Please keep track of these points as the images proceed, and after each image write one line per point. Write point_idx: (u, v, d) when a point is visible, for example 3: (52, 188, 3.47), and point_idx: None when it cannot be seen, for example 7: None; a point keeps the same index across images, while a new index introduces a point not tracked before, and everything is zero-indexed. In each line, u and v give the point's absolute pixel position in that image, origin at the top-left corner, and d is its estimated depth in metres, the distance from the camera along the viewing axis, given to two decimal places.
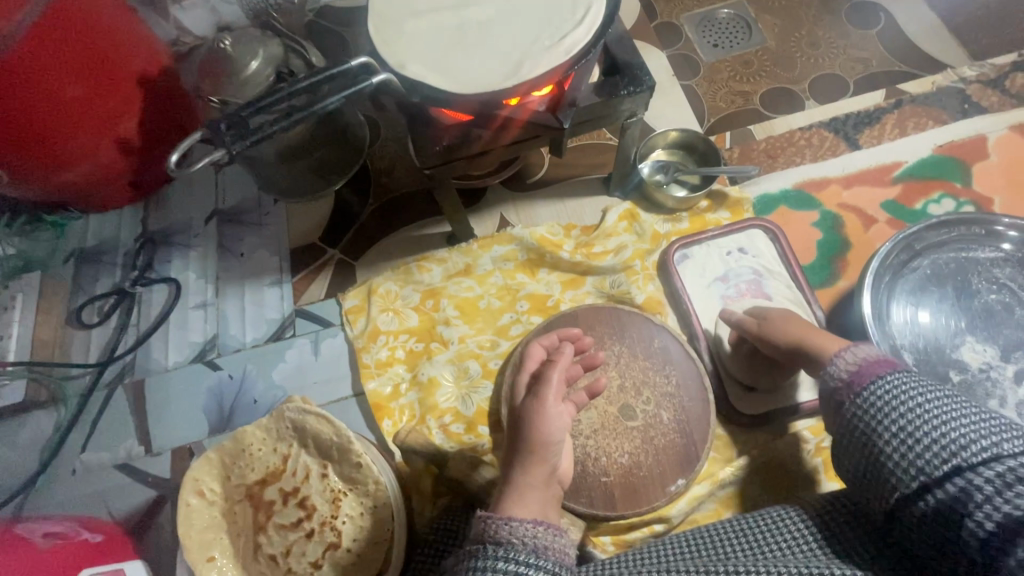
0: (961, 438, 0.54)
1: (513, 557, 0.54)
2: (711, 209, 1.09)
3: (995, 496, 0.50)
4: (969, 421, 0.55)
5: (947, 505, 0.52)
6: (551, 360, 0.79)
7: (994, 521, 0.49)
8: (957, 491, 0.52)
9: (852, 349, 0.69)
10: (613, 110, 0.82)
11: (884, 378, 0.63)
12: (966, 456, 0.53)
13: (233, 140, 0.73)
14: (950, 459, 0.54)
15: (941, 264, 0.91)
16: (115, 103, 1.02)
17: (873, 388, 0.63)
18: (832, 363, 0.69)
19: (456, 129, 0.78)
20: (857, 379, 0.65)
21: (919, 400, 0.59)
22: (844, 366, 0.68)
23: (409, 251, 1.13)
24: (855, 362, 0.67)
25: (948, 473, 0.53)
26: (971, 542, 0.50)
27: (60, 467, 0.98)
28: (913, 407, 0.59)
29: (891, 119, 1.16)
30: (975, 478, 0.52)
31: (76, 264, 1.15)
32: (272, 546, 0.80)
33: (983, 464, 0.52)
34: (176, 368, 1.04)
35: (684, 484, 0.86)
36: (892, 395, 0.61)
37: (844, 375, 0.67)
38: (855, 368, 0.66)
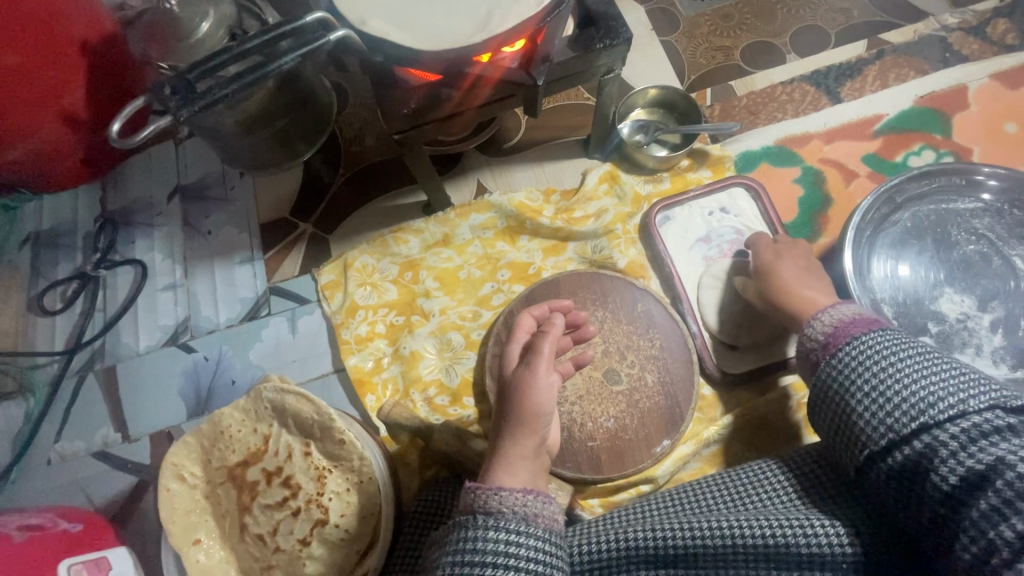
0: (930, 395, 0.53)
1: (503, 526, 0.53)
2: (692, 168, 1.07)
3: (958, 452, 0.49)
4: (939, 378, 0.53)
5: (913, 461, 0.51)
6: (542, 330, 0.72)
7: (957, 475, 0.48)
8: (923, 448, 0.51)
9: (831, 310, 0.68)
10: (589, 66, 0.79)
11: (859, 339, 0.61)
12: (933, 413, 0.52)
13: (181, 106, 0.68)
14: (918, 416, 0.52)
15: (921, 217, 0.91)
16: (56, 74, 0.96)
17: (848, 348, 0.61)
18: (810, 325, 0.68)
19: (423, 90, 0.75)
20: (833, 340, 0.64)
21: (891, 357, 0.57)
22: (821, 327, 0.67)
23: (385, 223, 1.09)
24: (832, 323, 0.66)
25: (915, 430, 0.52)
26: (934, 495, 0.50)
27: (34, 458, 0.96)
28: (885, 365, 0.57)
29: (873, 70, 1.13)
30: (940, 435, 0.50)
31: (34, 249, 1.09)
32: (259, 525, 0.79)
33: (949, 421, 0.51)
34: (148, 352, 1.01)
35: (669, 444, 0.86)
36: (866, 354, 0.59)
37: (821, 336, 0.66)
38: (833, 329, 0.65)
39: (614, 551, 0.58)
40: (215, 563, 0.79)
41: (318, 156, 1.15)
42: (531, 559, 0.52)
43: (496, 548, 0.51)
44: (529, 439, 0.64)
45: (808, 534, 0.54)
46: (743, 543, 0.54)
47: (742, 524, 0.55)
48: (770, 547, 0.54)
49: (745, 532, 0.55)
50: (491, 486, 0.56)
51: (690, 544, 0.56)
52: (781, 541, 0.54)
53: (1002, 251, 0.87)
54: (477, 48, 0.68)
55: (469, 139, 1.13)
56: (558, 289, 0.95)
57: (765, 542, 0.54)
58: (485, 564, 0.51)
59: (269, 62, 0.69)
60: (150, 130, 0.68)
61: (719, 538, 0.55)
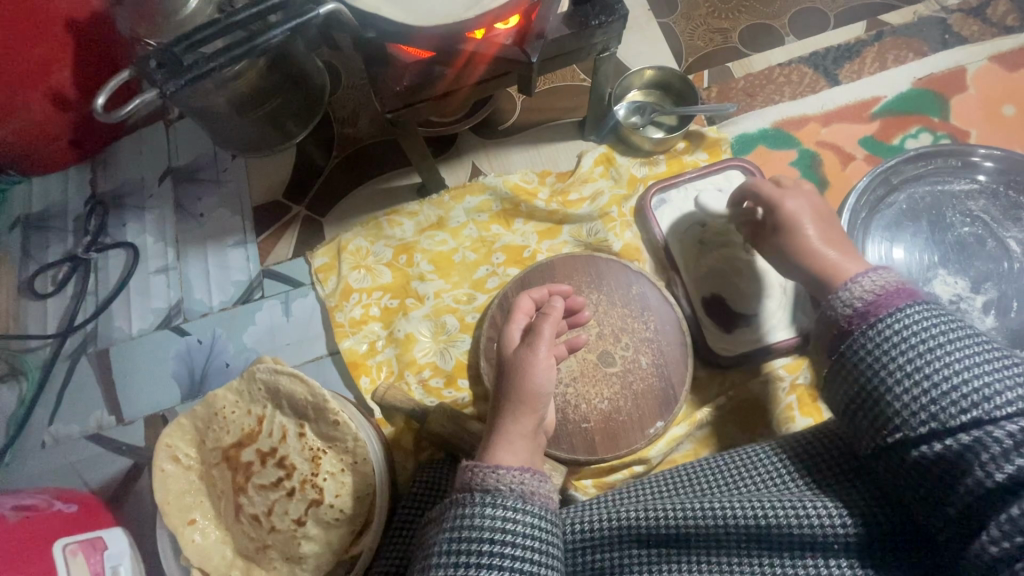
0: (986, 387, 0.48)
1: (501, 503, 0.52)
2: (688, 151, 1.06)
3: (1011, 451, 0.45)
4: (995, 369, 0.49)
5: (954, 455, 0.48)
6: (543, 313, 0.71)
7: (1004, 474, 0.45)
8: (970, 442, 0.47)
9: (870, 276, 0.61)
10: (584, 43, 0.77)
11: (905, 313, 0.55)
12: (988, 408, 0.47)
13: (168, 80, 0.67)
14: (970, 409, 0.48)
15: (917, 199, 0.91)
16: (41, 50, 0.95)
17: (893, 322, 0.55)
18: (844, 291, 0.62)
19: (417, 67, 0.74)
20: (874, 309, 0.58)
21: (939, 338, 0.52)
22: (857, 294, 0.60)
23: (378, 205, 1.09)
24: (871, 291, 0.60)
25: (966, 423, 0.48)
26: (973, 492, 0.47)
27: (28, 441, 0.95)
28: (933, 346, 0.52)
29: (872, 52, 1.12)
30: (993, 432, 0.46)
31: (23, 232, 1.08)
32: (253, 506, 0.79)
33: (1005, 418, 0.46)
34: (140, 336, 1.00)
35: (663, 426, 0.87)
36: (914, 333, 0.54)
37: (858, 304, 0.59)
38: (873, 297, 0.59)
39: (610, 530, 0.59)
40: (211, 543, 0.80)
41: (311, 137, 1.13)
42: (526, 537, 0.51)
43: (494, 525, 0.51)
44: (527, 418, 0.64)
45: (803, 516, 0.54)
46: (737, 524, 0.55)
47: (736, 506, 0.55)
48: (763, 528, 0.54)
49: (739, 514, 0.55)
50: (489, 464, 0.56)
51: (684, 525, 0.56)
52: (774, 522, 0.54)
53: (996, 233, 0.87)
54: (469, 24, 0.66)
55: (464, 120, 1.11)
56: (553, 272, 0.95)
57: (759, 524, 0.54)
58: (483, 540, 0.51)
59: (257, 36, 0.68)
60: (137, 103, 0.67)
61: (717, 520, 0.55)
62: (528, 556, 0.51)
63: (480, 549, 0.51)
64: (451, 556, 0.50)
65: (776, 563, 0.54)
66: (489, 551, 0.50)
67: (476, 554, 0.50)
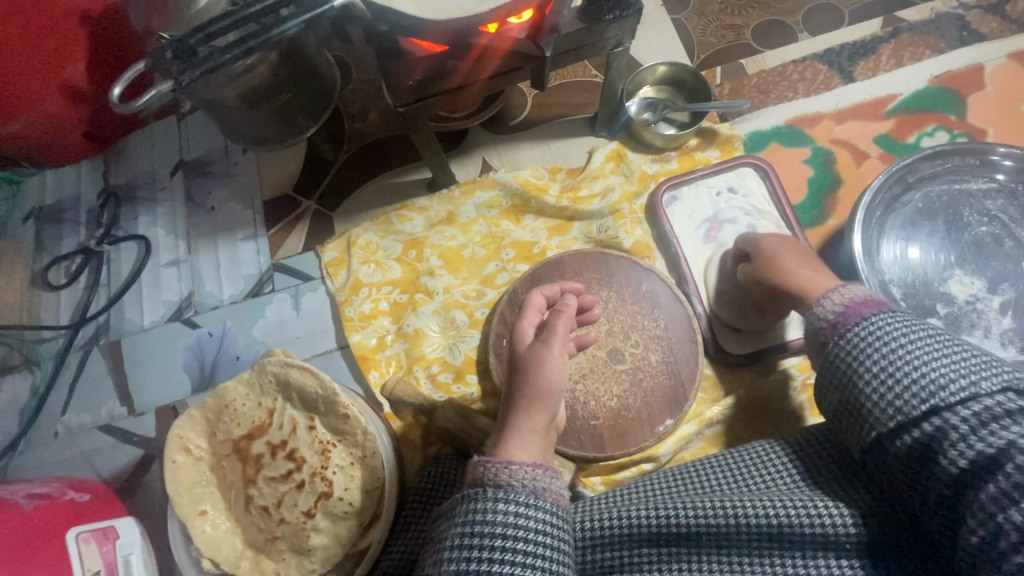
0: (941, 377, 0.50)
1: (513, 499, 0.52)
2: (700, 147, 1.06)
3: (969, 435, 0.47)
4: (949, 360, 0.51)
5: (923, 445, 0.50)
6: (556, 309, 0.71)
7: (967, 458, 0.47)
8: (932, 431, 0.49)
9: (840, 290, 0.65)
10: (597, 38, 0.77)
11: (870, 320, 0.58)
12: (943, 396, 0.50)
13: (182, 72, 0.68)
14: (928, 399, 0.50)
15: (933, 197, 0.90)
16: (57, 44, 0.95)
17: (859, 331, 0.58)
18: (818, 305, 0.65)
19: (428, 61, 0.73)
20: (841, 321, 0.61)
21: (901, 338, 0.55)
22: (829, 307, 0.64)
23: (389, 200, 1.09)
24: (840, 303, 0.63)
25: (925, 413, 0.50)
26: (942, 478, 0.48)
27: (41, 430, 0.96)
28: (895, 347, 0.55)
29: (888, 49, 1.11)
30: (951, 418, 0.48)
31: (37, 224, 1.09)
32: (263, 498, 0.79)
33: (960, 404, 0.49)
34: (152, 328, 1.01)
35: (672, 424, 0.86)
36: (877, 337, 0.56)
37: (829, 316, 0.63)
38: (843, 309, 0.62)
39: (617, 531, 0.58)
40: (221, 534, 0.80)
41: (321, 132, 1.13)
42: (539, 533, 0.51)
43: (506, 521, 0.51)
44: (540, 413, 0.64)
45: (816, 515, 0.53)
46: (750, 523, 0.54)
47: (749, 505, 0.55)
48: (776, 527, 0.54)
49: (752, 512, 0.54)
50: (500, 460, 0.56)
51: (696, 523, 0.56)
52: (787, 522, 0.53)
53: (1014, 233, 0.86)
54: (484, 17, 0.66)
55: (475, 115, 1.11)
56: (563, 269, 0.95)
57: (771, 523, 0.54)
58: (495, 535, 0.50)
59: (270, 28, 0.68)
60: (152, 94, 0.67)
61: (727, 517, 0.55)
62: (540, 551, 0.51)
63: (493, 543, 0.50)
64: (463, 551, 0.50)
65: (786, 562, 0.54)
66: (501, 545, 0.50)
67: (489, 548, 0.50)
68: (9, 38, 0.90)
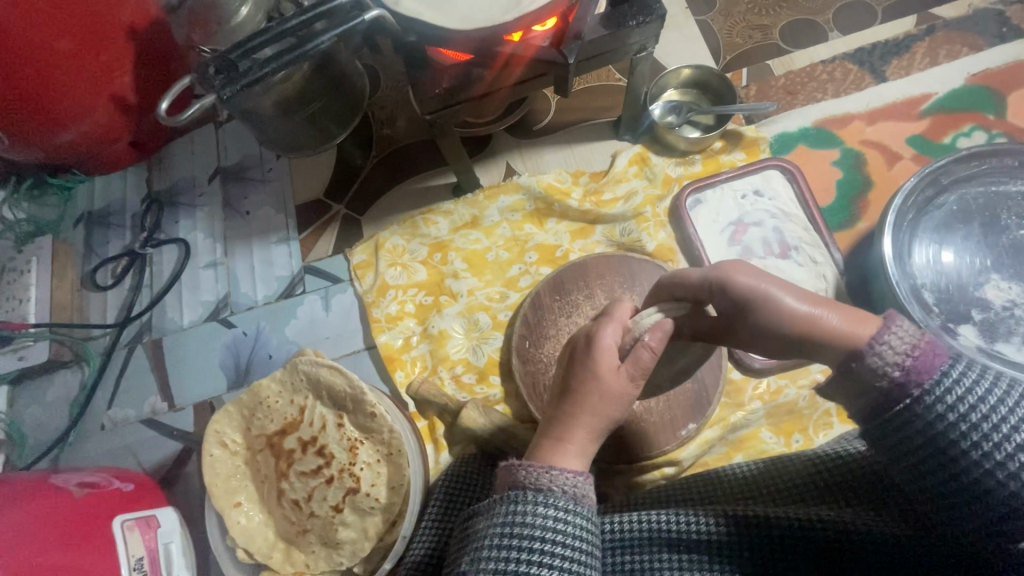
0: None
1: (552, 503, 0.53)
2: (725, 150, 1.05)
3: None
4: None
5: None
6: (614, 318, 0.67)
7: None
8: None
9: (891, 330, 0.51)
10: (621, 43, 0.77)
11: (952, 374, 0.46)
12: None
13: (223, 86, 0.71)
14: None
15: (969, 200, 0.87)
16: (105, 60, 1.01)
17: (947, 388, 0.45)
18: (876, 353, 0.50)
19: (456, 69, 0.75)
20: (918, 376, 0.47)
21: (989, 390, 0.44)
22: (888, 358, 0.49)
23: (415, 204, 1.11)
24: (905, 350, 0.48)
25: None
26: None
27: (89, 423, 1.02)
28: (985, 400, 0.44)
29: (922, 47, 1.08)
30: None
31: (86, 228, 1.15)
32: (295, 491, 0.83)
33: None
34: (191, 326, 1.06)
35: (695, 428, 0.86)
36: (965, 395, 0.45)
37: (900, 372, 0.48)
38: (909, 361, 0.48)
39: (642, 535, 0.58)
40: (255, 525, 0.84)
41: (350, 138, 1.17)
42: (575, 538, 0.52)
43: (545, 524, 0.52)
44: None
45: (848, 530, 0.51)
46: (774, 531, 0.54)
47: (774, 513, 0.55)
48: (803, 538, 0.53)
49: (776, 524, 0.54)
50: (541, 463, 0.57)
51: (718, 530, 0.55)
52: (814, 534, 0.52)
53: None
54: (508, 27, 0.68)
55: (499, 121, 1.12)
56: (585, 272, 0.95)
57: (795, 534, 0.53)
58: (534, 538, 0.51)
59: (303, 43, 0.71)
60: (197, 107, 0.72)
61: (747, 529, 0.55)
62: (574, 556, 0.52)
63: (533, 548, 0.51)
64: (502, 551, 0.51)
65: None
66: (539, 548, 0.51)
67: (527, 549, 0.51)
68: (64, 53, 0.96)
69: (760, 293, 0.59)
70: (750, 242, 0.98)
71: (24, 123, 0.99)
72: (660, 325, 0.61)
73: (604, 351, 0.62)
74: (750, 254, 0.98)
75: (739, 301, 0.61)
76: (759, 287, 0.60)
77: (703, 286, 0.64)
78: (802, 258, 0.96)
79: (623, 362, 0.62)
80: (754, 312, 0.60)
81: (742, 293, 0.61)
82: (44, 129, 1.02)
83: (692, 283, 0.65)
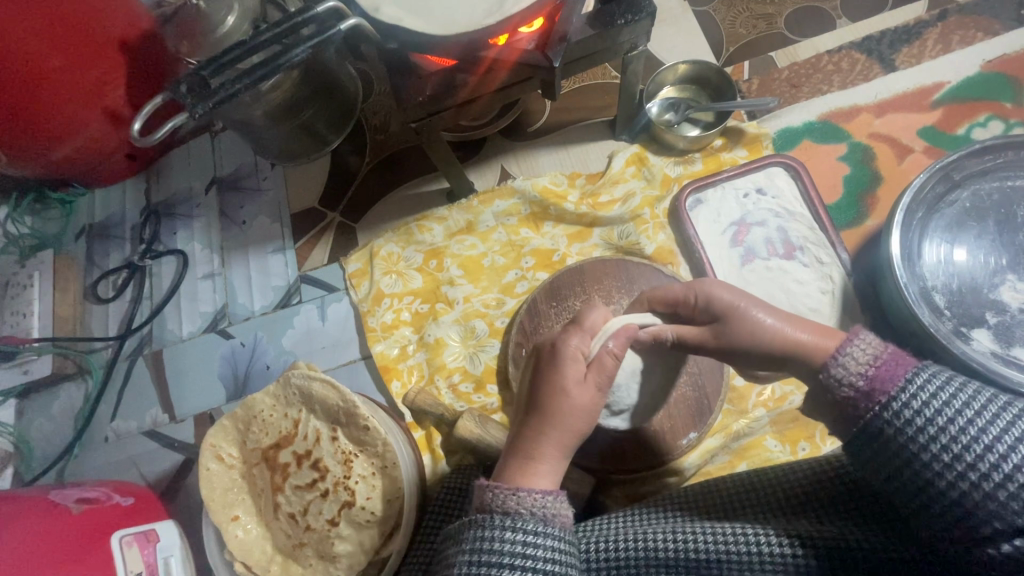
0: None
1: (521, 527, 0.52)
2: (726, 147, 1.02)
3: None
4: None
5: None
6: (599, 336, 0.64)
7: None
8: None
9: (856, 341, 0.53)
10: (610, 43, 0.75)
11: (916, 381, 0.47)
12: None
13: (195, 103, 0.71)
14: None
15: (983, 196, 0.84)
16: (97, 72, 1.00)
17: (907, 398, 0.47)
18: (837, 367, 0.53)
19: (439, 76, 0.73)
20: (879, 387, 0.49)
21: (953, 399, 0.45)
22: (852, 370, 0.52)
23: (410, 211, 1.10)
24: (867, 362, 0.51)
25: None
26: None
27: (93, 435, 1.03)
28: (948, 410, 0.45)
29: (934, 34, 1.04)
30: None
31: (87, 241, 1.16)
32: (290, 505, 0.82)
33: None
34: (190, 338, 1.06)
35: (696, 437, 0.84)
36: (928, 402, 0.46)
37: (857, 382, 0.51)
38: (871, 372, 0.50)
39: (634, 555, 0.55)
40: (252, 538, 0.84)
41: (345, 144, 1.16)
42: (547, 561, 0.50)
43: (514, 550, 0.50)
44: None
45: (850, 547, 0.49)
46: (772, 554, 0.50)
47: (769, 534, 0.52)
48: (805, 562, 0.49)
49: (746, 539, 0.52)
50: (508, 485, 0.55)
51: (712, 551, 0.52)
52: (816, 554, 0.49)
53: None
54: (491, 30, 0.66)
55: (493, 123, 1.10)
56: (583, 276, 0.93)
57: (794, 557, 0.50)
58: (503, 565, 0.50)
59: (280, 55, 0.71)
60: (170, 128, 0.72)
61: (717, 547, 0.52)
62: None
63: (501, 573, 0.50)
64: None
65: None
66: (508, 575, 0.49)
67: None
68: (57, 71, 0.95)
69: (737, 307, 0.63)
70: (753, 242, 0.95)
71: (23, 141, 1.00)
72: (623, 331, 0.63)
73: (575, 362, 0.61)
74: (753, 255, 0.94)
75: (717, 315, 0.64)
76: (736, 302, 0.63)
77: (685, 297, 0.67)
78: (807, 258, 0.92)
79: (587, 371, 0.61)
80: (732, 325, 0.62)
81: (720, 308, 0.64)
82: (42, 145, 1.03)
83: (674, 296, 0.69)
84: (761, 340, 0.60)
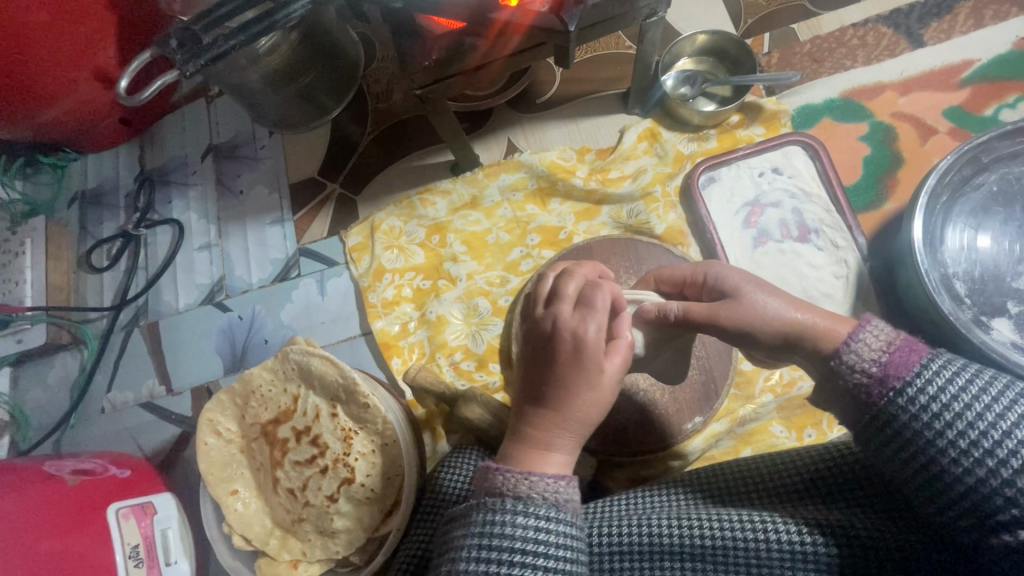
0: None
1: (536, 513, 0.50)
2: (743, 124, 0.98)
3: None
4: None
5: None
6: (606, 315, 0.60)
7: None
8: None
9: (868, 328, 0.51)
10: (627, 8, 0.72)
11: (932, 367, 0.46)
12: None
13: (187, 61, 0.67)
14: None
15: (1011, 180, 0.81)
16: (84, 31, 0.95)
17: (923, 383, 0.45)
18: (848, 352, 0.50)
19: (445, 40, 0.70)
20: (894, 372, 0.47)
21: (970, 385, 0.44)
22: (865, 355, 0.49)
23: (411, 184, 1.07)
24: (881, 348, 0.49)
25: None
26: None
27: (89, 407, 1.01)
28: (963, 396, 0.44)
29: (967, 8, 0.99)
30: None
31: (80, 208, 1.13)
32: (289, 480, 0.81)
33: None
34: (187, 310, 1.04)
35: (701, 421, 0.82)
36: (945, 388, 0.44)
37: (869, 368, 0.48)
38: (886, 357, 0.48)
39: (639, 541, 0.53)
40: (252, 512, 0.83)
41: (346, 112, 1.11)
42: (559, 547, 0.49)
43: (526, 535, 0.49)
44: None
45: (859, 536, 0.48)
46: (781, 542, 0.49)
47: (778, 520, 0.50)
48: (814, 550, 0.48)
49: (748, 528, 0.50)
50: (519, 468, 0.53)
51: (717, 538, 0.51)
52: (826, 542, 0.48)
53: None
54: None
55: (499, 94, 1.07)
56: (589, 255, 0.90)
57: (803, 544, 0.48)
58: (517, 549, 0.49)
59: (277, 10, 0.66)
60: (159, 85, 0.69)
61: (721, 537, 0.51)
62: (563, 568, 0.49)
63: (509, 558, 0.49)
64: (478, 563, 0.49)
65: None
66: (519, 562, 0.48)
67: (506, 563, 0.48)
68: (39, 26, 0.90)
69: (741, 289, 0.60)
70: (766, 224, 0.92)
71: (10, 102, 0.97)
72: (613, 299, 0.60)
73: None
74: (766, 237, 0.92)
75: (721, 294, 0.62)
76: (740, 283, 0.61)
77: (693, 277, 0.66)
78: (822, 241, 0.90)
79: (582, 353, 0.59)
80: (734, 305, 0.59)
81: (725, 287, 0.62)
82: (28, 106, 0.99)
83: (680, 274, 0.68)
84: (765, 322, 0.57)
